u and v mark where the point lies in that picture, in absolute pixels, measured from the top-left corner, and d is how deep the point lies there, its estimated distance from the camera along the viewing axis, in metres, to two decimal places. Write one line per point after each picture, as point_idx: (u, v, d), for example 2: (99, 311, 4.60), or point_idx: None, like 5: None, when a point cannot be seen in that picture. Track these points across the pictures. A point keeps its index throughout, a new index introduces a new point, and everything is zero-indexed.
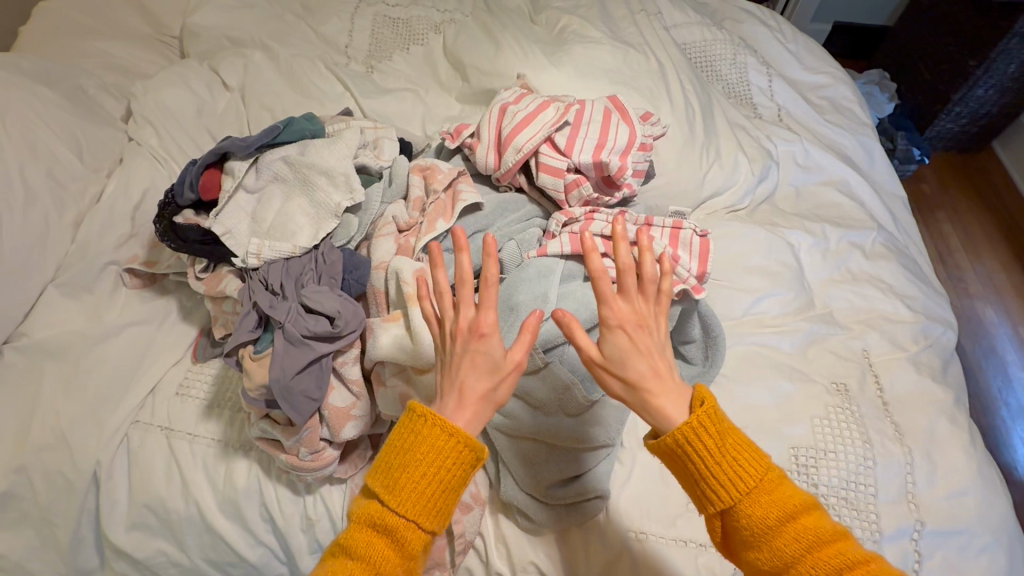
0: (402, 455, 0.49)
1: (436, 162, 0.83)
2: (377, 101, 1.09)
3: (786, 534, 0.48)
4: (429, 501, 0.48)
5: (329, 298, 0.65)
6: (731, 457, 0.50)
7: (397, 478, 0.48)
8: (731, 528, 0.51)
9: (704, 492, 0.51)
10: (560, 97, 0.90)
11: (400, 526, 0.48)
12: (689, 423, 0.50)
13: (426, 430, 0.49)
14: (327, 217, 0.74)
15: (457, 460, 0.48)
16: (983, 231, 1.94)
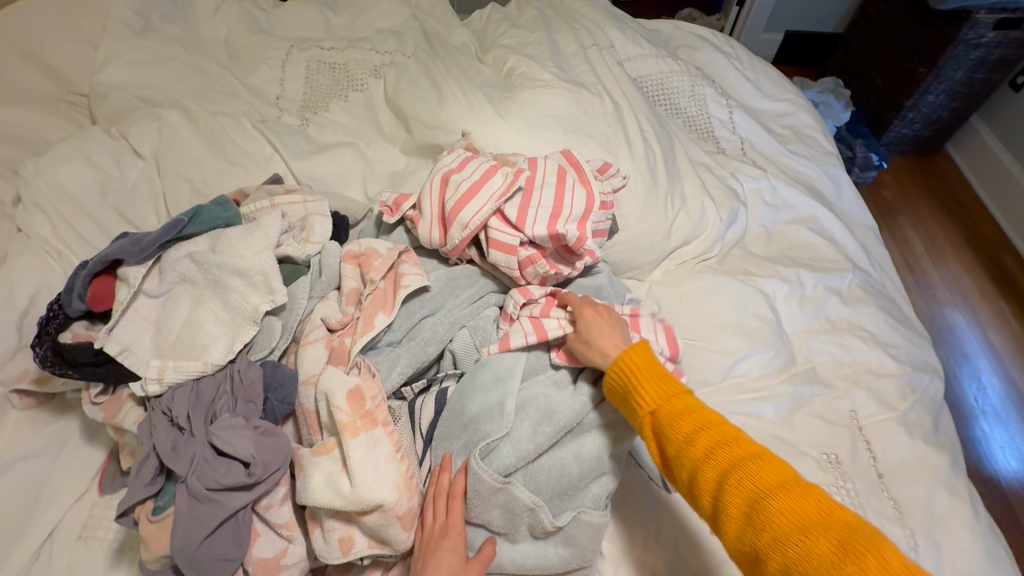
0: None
1: (375, 241, 0.73)
2: (311, 162, 0.99)
3: (706, 444, 0.53)
4: None
5: (241, 438, 0.54)
6: (654, 377, 0.59)
7: None
8: (663, 441, 0.56)
9: (634, 399, 0.59)
10: (507, 160, 0.82)
11: None
12: (625, 353, 0.61)
13: None
14: (246, 323, 0.64)
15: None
16: (948, 236, 1.93)
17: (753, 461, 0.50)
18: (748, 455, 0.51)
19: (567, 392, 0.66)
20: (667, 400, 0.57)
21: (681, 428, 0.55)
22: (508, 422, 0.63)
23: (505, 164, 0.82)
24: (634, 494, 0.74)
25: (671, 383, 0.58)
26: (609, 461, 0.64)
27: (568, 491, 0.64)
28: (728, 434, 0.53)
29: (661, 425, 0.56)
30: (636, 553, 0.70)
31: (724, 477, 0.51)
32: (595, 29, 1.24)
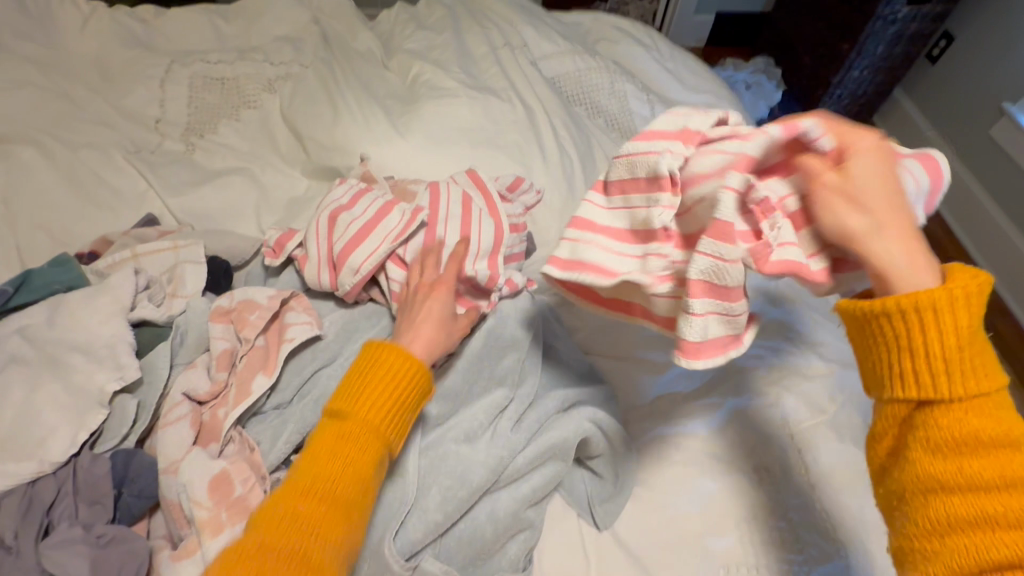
0: (360, 373, 0.52)
1: (252, 290, 0.64)
2: (193, 195, 0.89)
3: (991, 472, 0.38)
4: (387, 412, 0.51)
5: (74, 556, 0.47)
6: (969, 360, 0.40)
7: (359, 392, 0.51)
8: (917, 433, 0.41)
9: (906, 369, 0.41)
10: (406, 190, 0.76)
11: (360, 432, 0.49)
12: (951, 282, 0.40)
13: (384, 351, 0.53)
14: (92, 406, 0.54)
15: (415, 387, 0.53)
16: None
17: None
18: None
19: (480, 447, 0.60)
20: (966, 401, 0.40)
21: (956, 437, 0.39)
22: (423, 490, 0.56)
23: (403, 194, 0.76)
24: (562, 539, 0.68)
25: (991, 372, 0.40)
26: (528, 515, 0.60)
27: (481, 555, 0.58)
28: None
29: (939, 416, 0.40)
30: None
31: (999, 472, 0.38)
32: (507, 28, 1.17)
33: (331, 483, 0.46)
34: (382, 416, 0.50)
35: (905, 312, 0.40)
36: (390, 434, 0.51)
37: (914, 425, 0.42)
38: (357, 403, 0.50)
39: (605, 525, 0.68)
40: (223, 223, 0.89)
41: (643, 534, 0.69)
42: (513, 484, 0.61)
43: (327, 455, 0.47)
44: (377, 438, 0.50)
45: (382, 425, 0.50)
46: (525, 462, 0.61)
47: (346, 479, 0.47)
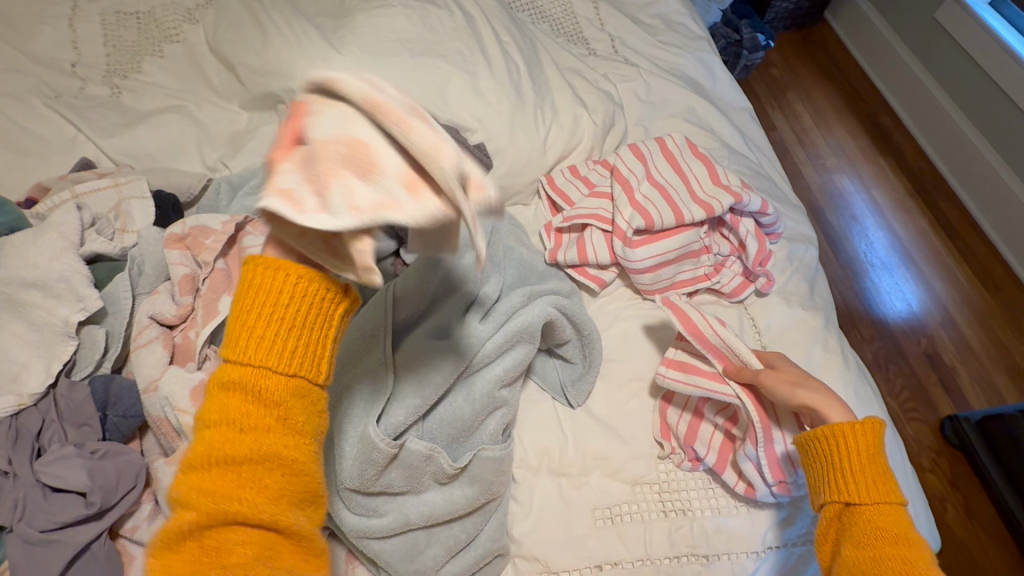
0: (239, 304, 0.42)
1: (204, 217, 0.63)
2: (128, 136, 0.85)
3: (889, 550, 0.49)
4: (289, 338, 0.41)
5: (72, 469, 0.49)
6: (873, 477, 0.53)
7: (244, 331, 0.41)
8: (844, 532, 0.53)
9: (833, 479, 0.55)
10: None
11: (256, 375, 0.41)
12: (851, 428, 0.55)
13: (259, 277, 0.41)
14: (60, 338, 0.55)
15: (313, 294, 0.42)
16: (830, 103, 1.98)
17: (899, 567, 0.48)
18: None
19: (450, 339, 0.63)
20: (873, 505, 0.52)
21: (873, 528, 0.51)
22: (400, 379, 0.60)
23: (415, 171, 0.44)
24: (538, 419, 0.73)
25: (888, 490, 0.53)
26: (503, 395, 0.64)
27: (463, 432, 0.62)
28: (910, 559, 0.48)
29: (856, 517, 0.53)
30: (549, 474, 0.69)
31: (878, 557, 0.49)
32: None
33: (247, 438, 0.39)
34: (280, 349, 0.41)
35: (829, 428, 0.56)
36: (301, 362, 0.42)
37: (841, 527, 0.54)
38: (247, 341, 0.41)
39: (577, 403, 0.73)
40: (163, 162, 0.86)
41: (614, 408, 0.74)
42: (486, 369, 0.65)
43: (230, 409, 0.40)
44: (283, 373, 0.41)
45: (288, 359, 0.41)
46: (496, 347, 0.65)
47: (264, 426, 0.40)
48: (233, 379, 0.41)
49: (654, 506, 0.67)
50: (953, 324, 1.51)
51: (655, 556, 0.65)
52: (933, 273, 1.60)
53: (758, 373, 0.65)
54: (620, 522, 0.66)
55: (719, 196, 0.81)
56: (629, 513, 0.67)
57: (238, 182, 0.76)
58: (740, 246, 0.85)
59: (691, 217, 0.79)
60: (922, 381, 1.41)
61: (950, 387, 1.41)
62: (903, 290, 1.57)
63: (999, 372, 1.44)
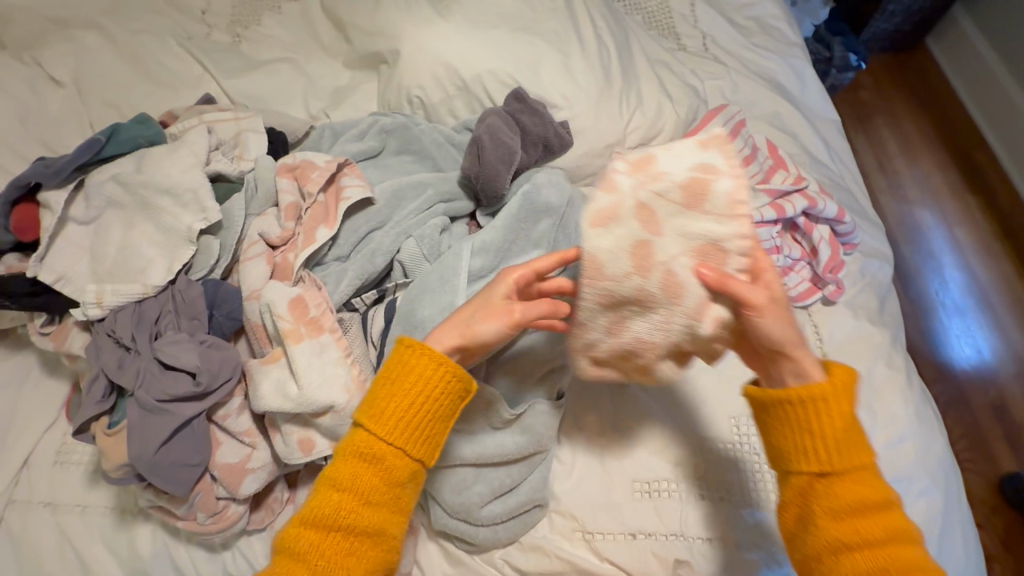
0: (391, 382, 0.51)
1: (312, 154, 0.70)
2: (246, 80, 0.93)
3: (876, 532, 0.47)
4: (417, 428, 0.51)
5: (184, 352, 0.56)
6: (849, 440, 0.49)
7: (383, 409, 0.51)
8: (814, 504, 0.49)
9: (806, 447, 0.49)
10: (602, 351, 0.56)
11: (388, 454, 0.50)
12: (829, 388, 0.49)
13: (423, 370, 0.51)
14: (182, 242, 0.62)
15: (450, 392, 0.52)
16: (920, 130, 1.89)
17: (884, 542, 0.46)
18: (912, 566, 0.45)
19: None
20: (851, 472, 0.48)
21: (846, 505, 0.48)
22: None
23: (722, 343, 0.55)
24: (590, 388, 0.75)
25: (862, 449, 0.49)
26: (562, 354, 0.67)
27: (521, 383, 0.66)
28: (896, 527, 0.47)
29: (831, 489, 0.49)
30: (593, 441, 0.72)
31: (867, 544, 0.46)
32: None
33: (367, 508, 0.49)
34: (416, 437, 0.51)
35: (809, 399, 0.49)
36: (421, 452, 0.52)
37: (807, 498, 0.50)
38: (386, 421, 0.51)
39: None
40: (272, 106, 0.93)
41: None
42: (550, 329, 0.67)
43: (358, 477, 0.50)
44: (408, 456, 0.51)
45: (417, 445, 0.51)
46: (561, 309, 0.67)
47: (382, 504, 0.50)
48: (368, 451, 0.50)
49: (692, 487, 0.68)
50: None
51: (688, 535, 0.65)
52: (1012, 320, 1.51)
53: (750, 288, 0.49)
54: (658, 497, 0.68)
55: (794, 198, 0.81)
56: (668, 490, 0.68)
57: (339, 129, 0.82)
58: (812, 251, 0.84)
59: (761, 216, 0.79)
60: (984, 432, 1.34)
61: (1014, 441, 1.33)
62: (976, 335, 1.48)
63: None
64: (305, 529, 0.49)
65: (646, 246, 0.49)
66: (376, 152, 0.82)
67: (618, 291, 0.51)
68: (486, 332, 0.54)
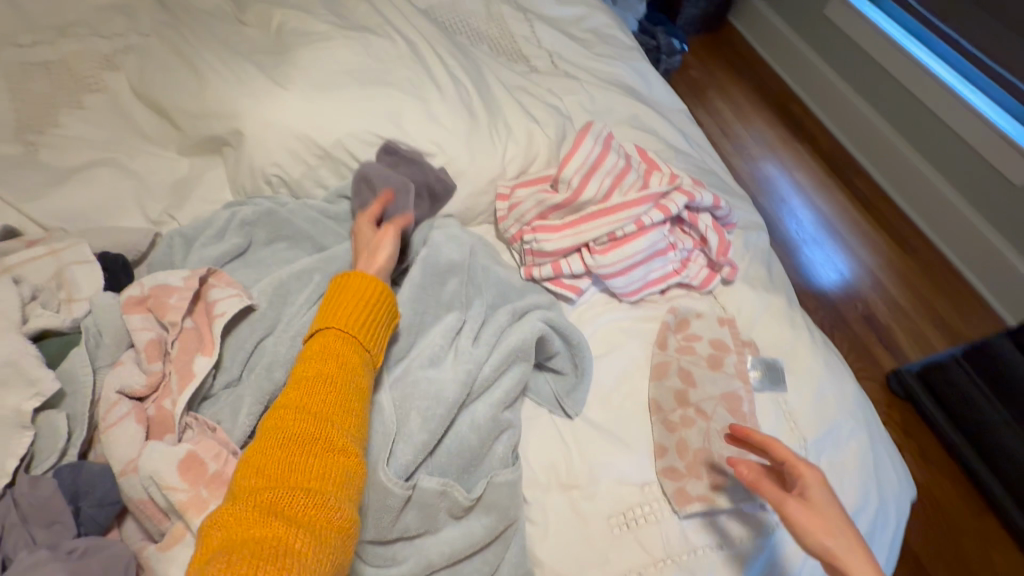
0: (334, 300, 0.57)
1: (163, 275, 0.59)
2: (55, 197, 0.78)
3: None
4: (363, 322, 0.56)
5: (52, 574, 0.43)
6: None
7: (330, 315, 0.56)
8: None
9: None
10: (685, 489, 0.68)
11: (340, 348, 0.53)
12: None
13: (357, 278, 0.59)
14: (13, 430, 0.49)
15: (384, 307, 0.59)
16: (746, 97, 2.13)
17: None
18: None
19: (447, 366, 0.63)
20: None
21: None
22: (397, 424, 0.57)
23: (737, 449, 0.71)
24: (541, 436, 0.72)
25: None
26: (507, 416, 0.64)
27: (473, 462, 0.61)
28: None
29: None
30: (559, 489, 0.68)
31: None
32: None
33: (327, 397, 0.49)
34: (362, 330, 0.56)
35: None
36: (370, 347, 0.56)
37: None
38: (332, 323, 0.55)
39: (575, 412, 0.73)
40: (99, 220, 0.79)
41: (612, 412, 0.75)
42: (486, 394, 0.64)
43: (304, 400, 0.49)
44: (359, 350, 0.55)
45: (364, 339, 0.55)
46: (492, 372, 0.64)
47: (331, 416, 0.48)
48: (319, 347, 0.53)
49: (664, 504, 0.68)
50: (883, 288, 1.64)
51: (674, 553, 0.65)
52: (860, 243, 1.74)
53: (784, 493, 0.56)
54: (636, 526, 0.67)
55: (674, 196, 0.85)
56: (643, 515, 0.67)
57: (191, 233, 0.71)
58: (702, 239, 0.88)
59: (651, 220, 0.82)
60: (868, 345, 1.53)
61: (890, 346, 1.53)
62: (838, 264, 1.69)
63: (929, 325, 1.58)
64: (250, 471, 0.44)
65: (661, 367, 0.78)
66: (243, 248, 0.72)
67: (672, 419, 0.74)
68: (387, 249, 0.67)
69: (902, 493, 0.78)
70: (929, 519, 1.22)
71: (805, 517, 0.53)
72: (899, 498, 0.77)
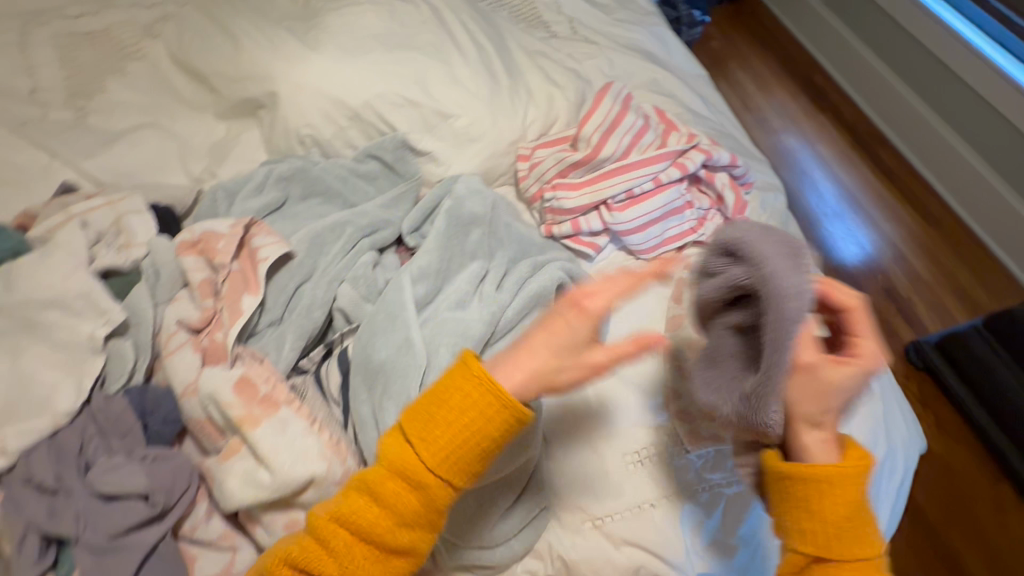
0: (443, 402, 0.49)
1: (213, 222, 0.65)
2: (106, 157, 0.84)
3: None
4: (455, 449, 0.48)
5: (127, 475, 0.49)
6: (851, 528, 0.52)
7: (433, 424, 0.49)
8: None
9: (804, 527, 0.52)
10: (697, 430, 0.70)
11: (424, 473, 0.48)
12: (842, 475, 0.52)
13: (468, 380, 0.49)
14: (88, 354, 0.55)
15: (488, 436, 0.49)
16: (768, 69, 2.10)
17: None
18: None
19: (472, 307, 0.67)
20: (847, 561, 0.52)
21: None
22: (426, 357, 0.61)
23: None
24: None
25: (866, 539, 0.52)
26: None
27: None
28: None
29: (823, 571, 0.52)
30: (577, 429, 0.72)
31: None
32: None
33: (395, 513, 0.48)
34: (451, 458, 0.48)
35: (829, 482, 0.52)
36: (456, 478, 0.49)
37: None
38: (424, 433, 0.49)
39: None
40: (146, 179, 0.84)
41: (627, 361, 0.78)
42: (510, 335, 0.68)
43: (395, 499, 0.48)
44: (442, 478, 0.49)
45: (450, 469, 0.49)
46: (515, 313, 0.68)
47: (416, 525, 0.49)
48: (403, 461, 0.48)
49: (676, 444, 0.71)
50: (904, 259, 1.63)
51: (685, 488, 0.69)
52: (881, 214, 1.73)
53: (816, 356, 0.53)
54: (649, 463, 0.70)
55: (692, 155, 0.87)
56: (656, 454, 0.71)
57: (233, 188, 0.76)
58: (718, 198, 0.91)
59: (669, 176, 0.85)
60: (885, 315, 1.53)
61: (909, 316, 1.53)
62: (857, 236, 1.68)
63: (949, 296, 1.57)
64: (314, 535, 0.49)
65: (675, 318, 0.80)
66: (281, 203, 0.77)
67: None
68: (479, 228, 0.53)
69: (911, 442, 0.80)
70: (940, 483, 1.23)
71: (853, 381, 0.52)
72: (908, 447, 0.79)
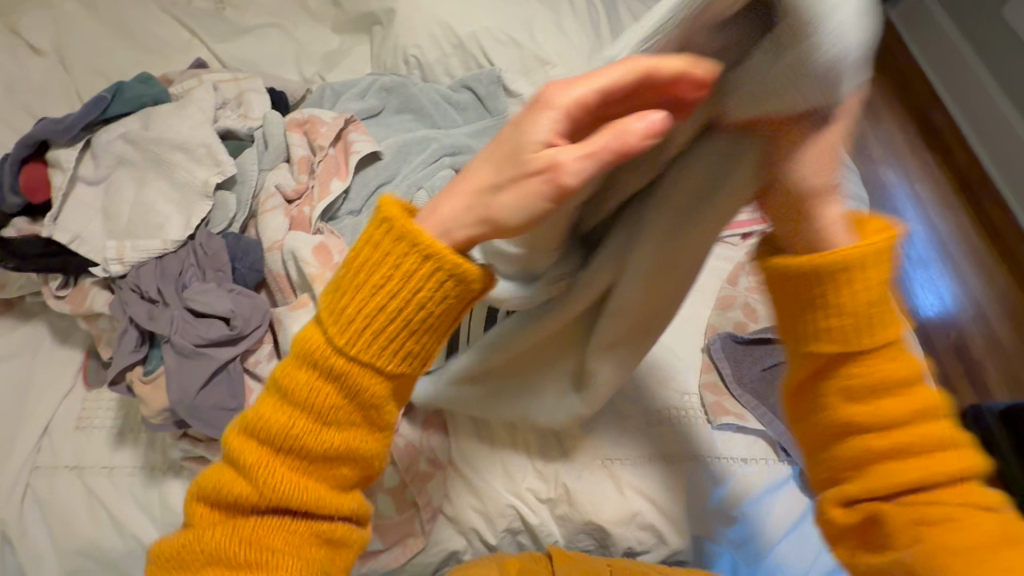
0: (355, 275, 0.36)
1: (319, 111, 0.72)
2: (235, 45, 0.92)
3: (899, 409, 0.41)
4: (389, 336, 0.36)
5: (216, 298, 0.58)
6: (881, 310, 0.41)
7: (346, 305, 0.36)
8: (818, 390, 0.43)
9: (835, 324, 0.41)
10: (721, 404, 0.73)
11: (350, 369, 0.36)
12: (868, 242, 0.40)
13: (385, 247, 0.35)
14: (199, 197, 0.63)
15: (431, 313, 0.36)
16: (881, 95, 1.97)
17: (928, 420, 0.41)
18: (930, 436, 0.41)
19: None
20: (877, 350, 0.41)
21: (873, 384, 0.41)
22: None
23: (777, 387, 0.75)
24: None
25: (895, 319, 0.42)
26: None
27: None
28: (928, 406, 0.41)
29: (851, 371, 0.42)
30: None
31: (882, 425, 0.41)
32: None
33: (327, 424, 0.37)
34: (389, 348, 0.36)
35: (834, 276, 0.40)
36: (401, 366, 0.37)
37: (820, 379, 0.43)
38: (346, 323, 0.36)
39: None
40: (265, 71, 0.93)
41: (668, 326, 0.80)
42: None
43: (312, 393, 0.36)
44: (383, 371, 0.37)
45: (388, 355, 0.36)
46: None
47: (344, 425, 0.37)
48: (323, 358, 0.36)
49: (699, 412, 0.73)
50: (984, 318, 1.52)
51: (700, 453, 0.70)
52: (971, 267, 1.61)
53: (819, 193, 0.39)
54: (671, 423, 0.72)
55: None
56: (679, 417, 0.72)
57: (339, 89, 0.82)
58: None
59: None
60: (949, 369, 1.44)
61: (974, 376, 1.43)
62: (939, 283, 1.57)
63: None
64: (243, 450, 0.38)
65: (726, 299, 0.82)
66: (378, 111, 0.83)
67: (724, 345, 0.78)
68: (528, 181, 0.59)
69: None
70: None
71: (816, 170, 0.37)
72: None
